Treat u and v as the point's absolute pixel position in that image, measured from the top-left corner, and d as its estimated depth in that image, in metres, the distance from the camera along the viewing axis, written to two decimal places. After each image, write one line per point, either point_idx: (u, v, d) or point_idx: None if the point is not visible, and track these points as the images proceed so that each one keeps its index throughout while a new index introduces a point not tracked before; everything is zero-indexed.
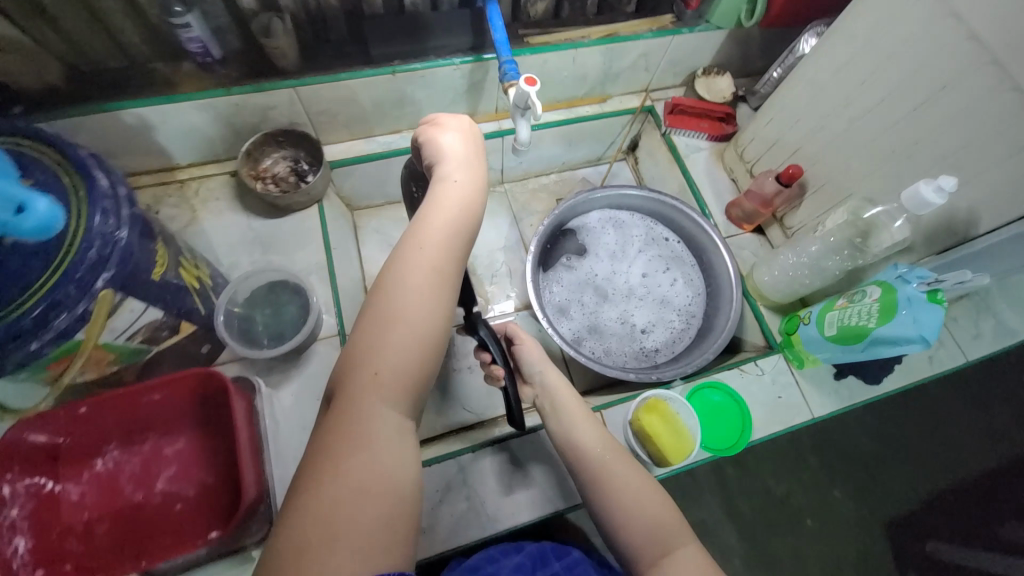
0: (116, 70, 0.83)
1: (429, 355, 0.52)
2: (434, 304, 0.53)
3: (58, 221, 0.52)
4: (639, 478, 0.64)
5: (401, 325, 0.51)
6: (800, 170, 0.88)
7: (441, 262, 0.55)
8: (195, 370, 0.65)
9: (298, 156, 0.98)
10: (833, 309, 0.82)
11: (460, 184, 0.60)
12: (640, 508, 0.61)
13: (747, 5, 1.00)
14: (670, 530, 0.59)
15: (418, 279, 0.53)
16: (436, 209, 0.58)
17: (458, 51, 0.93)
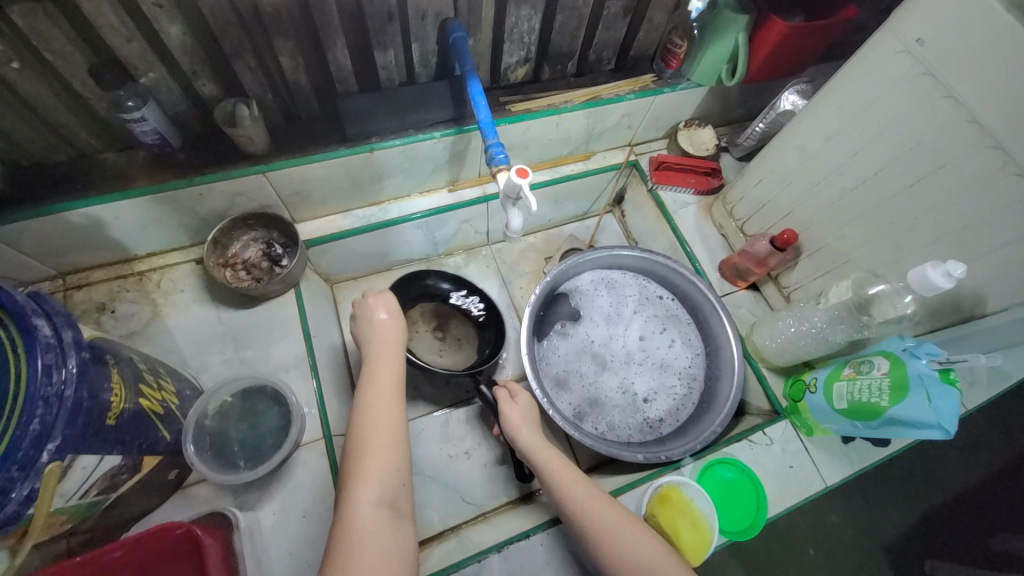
0: (61, 165, 0.75)
1: (399, 462, 0.60)
2: (396, 420, 0.64)
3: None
4: (626, 521, 0.67)
5: (369, 444, 0.60)
6: (795, 235, 0.87)
7: (391, 386, 0.66)
8: (167, 524, 0.58)
9: (270, 238, 0.91)
10: (840, 378, 0.80)
11: (389, 326, 0.73)
12: (628, 547, 0.64)
13: (727, 65, 0.99)
14: (661, 565, 0.63)
15: (376, 405, 0.64)
16: (378, 350, 0.71)
17: (438, 122, 0.89)
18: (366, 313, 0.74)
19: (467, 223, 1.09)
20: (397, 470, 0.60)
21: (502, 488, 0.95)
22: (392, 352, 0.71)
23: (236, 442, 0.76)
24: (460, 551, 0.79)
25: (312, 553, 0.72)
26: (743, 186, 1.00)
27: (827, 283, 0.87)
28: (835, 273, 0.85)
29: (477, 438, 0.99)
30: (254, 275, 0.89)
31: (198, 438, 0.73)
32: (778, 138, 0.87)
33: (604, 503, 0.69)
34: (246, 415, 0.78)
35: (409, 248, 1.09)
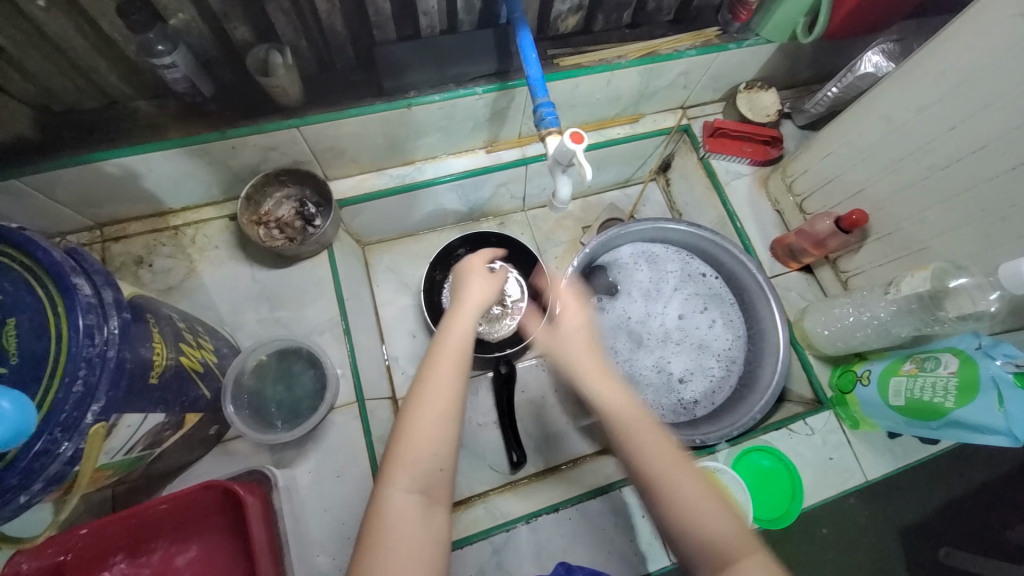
0: (94, 112, 0.73)
1: (449, 440, 0.54)
2: (454, 389, 0.56)
3: (31, 420, 0.39)
4: (688, 481, 0.52)
5: (419, 413, 0.54)
6: (865, 216, 0.80)
7: (460, 349, 0.59)
8: (205, 483, 0.59)
9: (303, 196, 0.89)
10: (899, 373, 0.75)
11: (474, 289, 0.66)
12: (689, 512, 0.51)
13: (804, 18, 0.88)
14: (719, 532, 0.49)
15: (437, 369, 0.57)
16: (459, 310, 0.64)
17: (481, 77, 0.82)
18: (463, 274, 0.69)
19: (504, 186, 1.04)
20: (435, 452, 0.53)
21: (530, 459, 0.95)
22: (467, 308, 0.64)
23: (273, 403, 0.76)
24: (488, 519, 0.80)
25: (345, 513, 0.74)
26: (809, 159, 0.91)
27: (893, 269, 0.82)
28: (906, 260, 0.79)
29: None
30: (287, 235, 0.87)
31: (237, 396, 0.74)
32: (856, 107, 0.78)
33: (666, 459, 0.54)
34: (282, 376, 0.79)
35: (443, 212, 1.05)
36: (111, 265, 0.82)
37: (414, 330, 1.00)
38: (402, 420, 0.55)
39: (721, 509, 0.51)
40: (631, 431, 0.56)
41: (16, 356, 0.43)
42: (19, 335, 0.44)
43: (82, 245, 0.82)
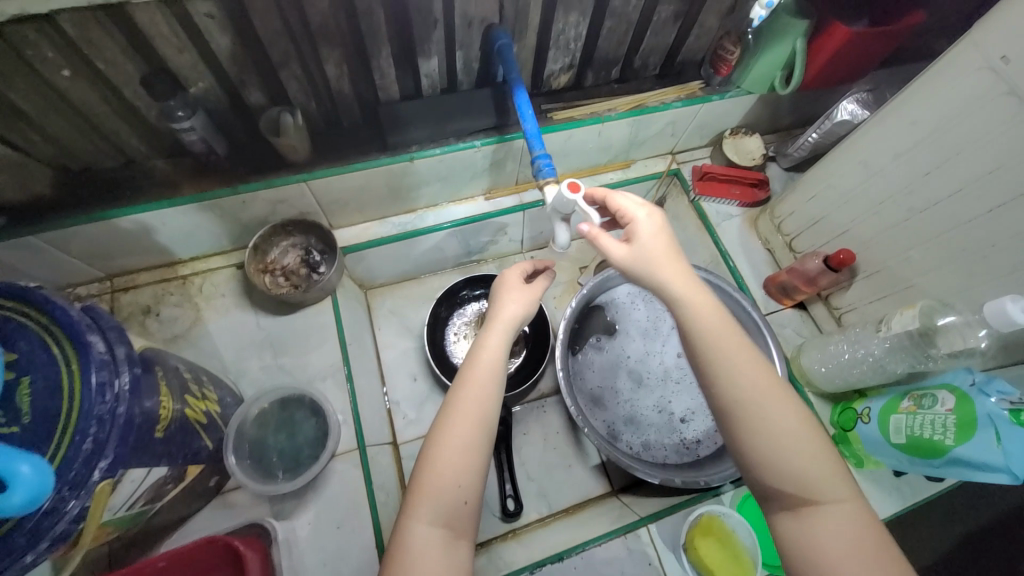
0: (112, 171, 0.77)
1: (471, 466, 0.57)
2: (484, 409, 0.60)
3: (48, 483, 0.41)
4: (790, 424, 0.53)
5: (446, 441, 0.58)
6: (852, 255, 0.83)
7: (487, 376, 0.62)
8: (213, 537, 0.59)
9: (309, 244, 0.92)
10: (898, 411, 0.75)
11: (505, 306, 0.70)
12: (787, 454, 0.52)
13: (781, 72, 0.95)
14: (814, 475, 0.52)
15: (464, 399, 0.60)
16: (490, 328, 0.68)
17: (479, 131, 0.87)
18: (502, 284, 0.73)
19: (503, 230, 1.07)
20: (457, 484, 0.56)
21: (533, 504, 0.93)
22: (494, 333, 0.67)
23: (274, 453, 0.76)
24: (491, 570, 0.78)
25: (345, 566, 0.72)
26: (795, 201, 0.95)
27: (885, 306, 0.84)
28: (895, 297, 0.82)
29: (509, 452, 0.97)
30: (292, 282, 0.89)
31: (238, 446, 0.74)
32: (835, 153, 0.83)
33: (768, 402, 0.54)
34: (284, 424, 0.79)
35: (444, 256, 1.08)
36: (118, 315, 0.84)
37: (415, 373, 1.01)
38: (429, 446, 0.59)
39: (818, 453, 0.53)
40: (733, 378, 0.54)
41: (28, 414, 0.44)
42: (32, 395, 0.45)
43: (92, 296, 0.84)
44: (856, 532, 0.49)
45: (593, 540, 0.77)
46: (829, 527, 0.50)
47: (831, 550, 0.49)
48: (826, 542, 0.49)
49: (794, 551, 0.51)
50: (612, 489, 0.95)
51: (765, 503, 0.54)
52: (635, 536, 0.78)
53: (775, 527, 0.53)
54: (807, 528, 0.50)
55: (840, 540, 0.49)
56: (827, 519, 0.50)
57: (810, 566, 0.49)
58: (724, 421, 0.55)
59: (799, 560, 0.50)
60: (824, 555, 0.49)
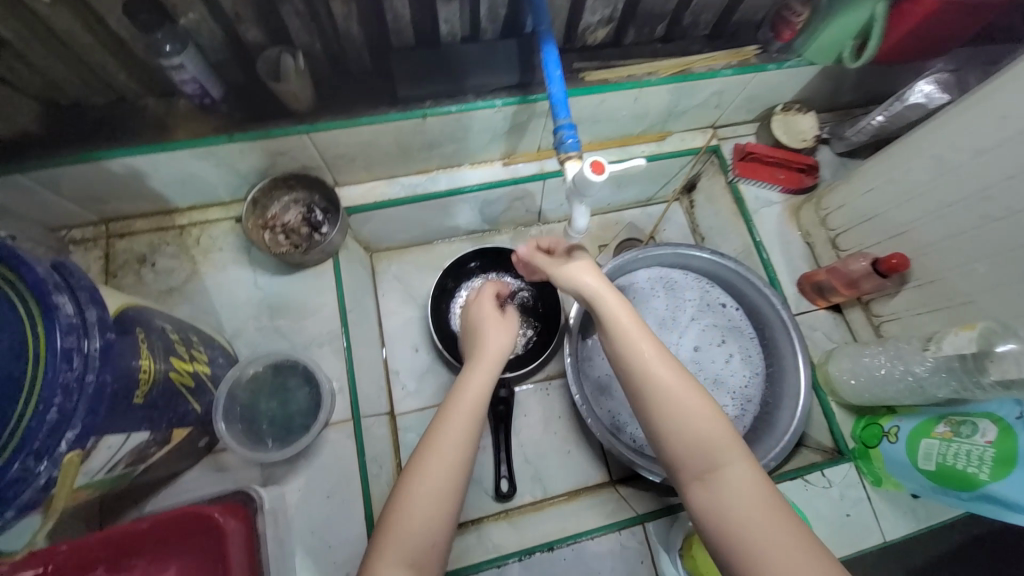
0: (102, 109, 0.71)
1: (450, 510, 0.55)
2: (463, 449, 0.59)
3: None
4: (688, 397, 0.58)
5: (424, 479, 0.56)
6: (905, 261, 0.75)
7: (469, 415, 0.61)
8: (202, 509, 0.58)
9: (311, 201, 0.86)
10: (930, 436, 0.70)
11: (490, 344, 0.71)
12: (686, 423, 0.57)
13: (854, 40, 0.83)
14: (713, 443, 0.55)
15: (445, 435, 0.59)
16: (474, 364, 0.69)
17: (501, 89, 0.78)
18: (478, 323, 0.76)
19: (519, 200, 0.99)
20: (431, 527, 0.54)
21: (528, 487, 0.91)
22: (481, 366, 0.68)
23: (266, 418, 0.74)
24: (479, 551, 0.77)
25: (332, 535, 0.71)
26: (846, 194, 0.86)
27: (935, 320, 0.76)
28: (947, 312, 0.74)
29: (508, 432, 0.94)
30: (292, 241, 0.84)
31: (230, 408, 0.72)
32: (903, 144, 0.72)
33: (665, 374, 0.59)
34: (277, 389, 0.76)
35: (456, 223, 1.01)
36: (113, 263, 0.81)
37: (417, 344, 0.97)
38: (406, 481, 0.57)
39: (715, 420, 0.57)
40: (643, 364, 0.60)
41: None
42: None
43: (87, 240, 0.81)
44: (751, 488, 0.53)
45: (586, 533, 0.75)
46: (730, 490, 0.53)
47: (736, 516, 0.51)
48: (729, 506, 0.52)
49: (707, 523, 0.53)
50: (610, 479, 0.92)
51: (678, 480, 0.57)
52: (630, 532, 0.76)
53: (689, 502, 0.55)
54: (714, 493, 0.53)
55: (739, 500, 0.52)
56: (727, 483, 0.53)
57: (722, 534, 0.51)
58: (639, 408, 0.60)
59: (712, 531, 0.52)
60: (726, 515, 0.52)
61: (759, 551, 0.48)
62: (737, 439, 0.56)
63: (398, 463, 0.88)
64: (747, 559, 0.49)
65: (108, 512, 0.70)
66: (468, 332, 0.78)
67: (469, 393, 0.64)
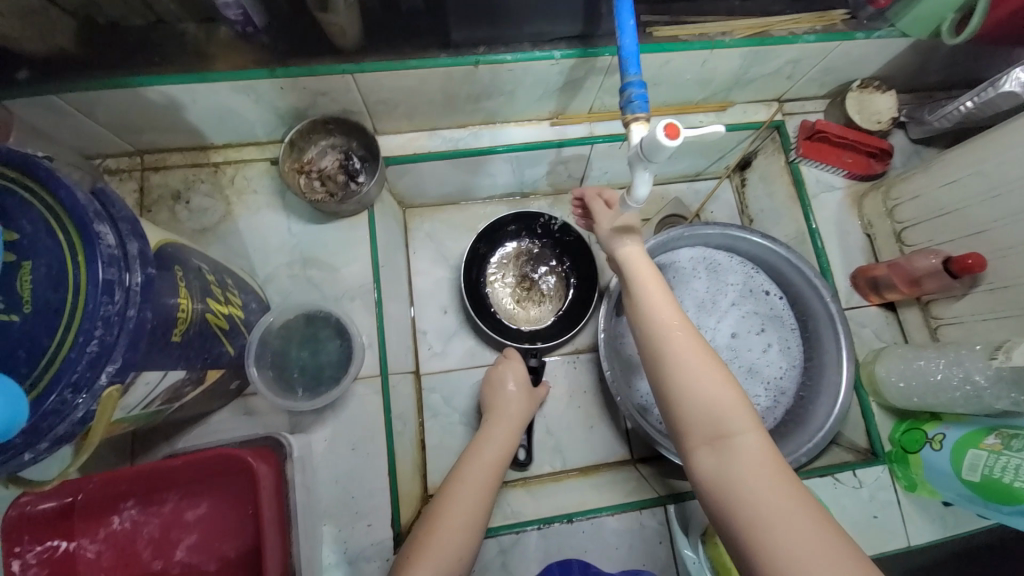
0: (141, 32, 0.67)
1: (470, 543, 0.62)
2: (483, 491, 0.67)
3: (23, 411, 0.35)
4: (704, 362, 0.53)
5: (446, 512, 0.63)
6: (982, 262, 0.70)
7: (489, 466, 0.70)
8: (226, 452, 0.58)
9: (350, 148, 0.82)
10: (977, 447, 0.66)
11: (513, 402, 0.80)
12: (700, 388, 0.52)
13: (956, 13, 0.74)
14: (725, 411, 0.51)
15: (467, 478, 0.67)
16: (495, 420, 0.77)
17: (562, 39, 0.72)
18: (499, 376, 0.83)
19: (563, 164, 0.94)
20: (452, 556, 0.60)
21: (547, 457, 0.91)
22: (502, 425, 0.76)
23: (296, 367, 0.74)
24: (498, 516, 0.77)
25: (356, 487, 0.72)
26: (923, 183, 0.80)
27: (1002, 328, 0.71)
28: (1019, 320, 0.69)
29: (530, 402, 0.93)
30: (328, 189, 0.81)
31: (261, 354, 0.72)
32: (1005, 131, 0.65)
33: (682, 335, 0.55)
34: (308, 339, 0.75)
35: (494, 183, 0.97)
36: (147, 197, 0.79)
37: (447, 306, 0.96)
38: (430, 514, 0.64)
39: (730, 387, 0.52)
40: (660, 324, 0.56)
41: (29, 304, 0.40)
42: (34, 283, 0.40)
43: (122, 171, 0.79)
44: (763, 459, 0.49)
45: (606, 508, 0.75)
46: (741, 459, 0.49)
47: (748, 489, 0.47)
48: (738, 475, 0.48)
49: (712, 491, 0.50)
50: (630, 457, 0.92)
51: (685, 445, 0.53)
52: (650, 512, 0.75)
53: (694, 469, 0.52)
54: (723, 462, 0.49)
55: (750, 471, 0.48)
56: (738, 453, 0.49)
57: (727, 503, 0.48)
58: (651, 369, 0.56)
59: (717, 499, 0.49)
60: (734, 487, 0.48)
61: (768, 522, 0.45)
62: (752, 408, 0.52)
63: (421, 422, 0.88)
64: (753, 531, 0.45)
65: (139, 444, 0.71)
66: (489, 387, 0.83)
67: (490, 448, 0.72)
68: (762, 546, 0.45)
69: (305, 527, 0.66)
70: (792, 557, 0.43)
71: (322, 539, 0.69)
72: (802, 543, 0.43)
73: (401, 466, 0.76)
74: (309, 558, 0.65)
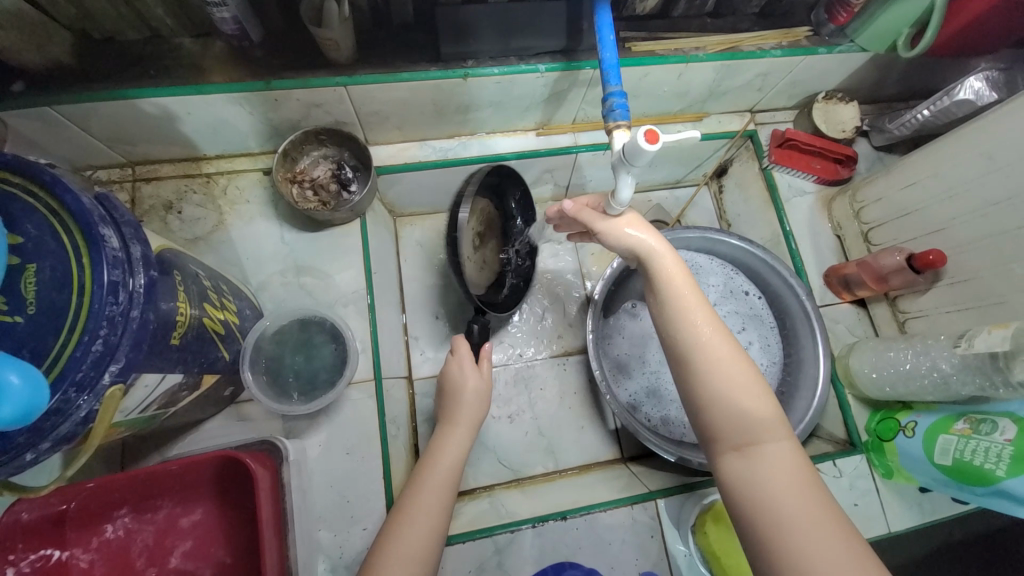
0: (139, 48, 0.70)
1: (434, 540, 0.62)
2: (446, 487, 0.68)
3: (43, 398, 0.35)
4: (737, 370, 0.55)
5: (413, 508, 0.64)
6: (942, 257, 0.74)
7: (453, 462, 0.71)
8: (208, 454, 0.57)
9: (341, 157, 0.84)
10: (949, 432, 0.70)
11: (464, 402, 0.78)
12: (733, 395, 0.54)
13: (910, 29, 0.80)
14: (757, 418, 0.53)
15: (433, 475, 0.68)
16: (450, 427, 0.75)
17: (547, 54, 0.76)
18: (458, 378, 0.79)
19: (549, 173, 0.98)
20: (424, 551, 0.61)
21: (540, 458, 0.92)
22: (462, 428, 0.75)
23: (291, 372, 0.74)
24: (493, 517, 0.78)
25: (351, 491, 0.72)
26: (886, 187, 0.85)
27: (964, 319, 0.76)
28: (979, 311, 0.74)
29: (521, 406, 0.95)
30: (321, 197, 0.82)
31: (255, 360, 0.73)
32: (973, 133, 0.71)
33: (715, 343, 0.56)
34: (302, 345, 0.76)
35: None
36: (139, 207, 0.79)
37: (438, 312, 0.97)
38: (396, 513, 0.64)
39: (762, 397, 0.54)
40: (694, 329, 0.57)
41: (33, 305, 0.40)
42: (39, 285, 0.41)
43: (113, 181, 0.80)
44: (790, 466, 0.51)
45: (599, 505, 0.76)
46: (769, 466, 0.51)
47: (777, 497, 0.49)
48: (767, 479, 0.50)
49: (738, 494, 0.52)
50: (621, 456, 0.93)
51: (711, 449, 0.55)
52: (642, 507, 0.76)
53: (720, 472, 0.54)
54: (752, 467, 0.52)
55: (778, 476, 0.50)
56: (766, 459, 0.52)
57: (751, 506, 0.50)
58: (679, 374, 0.57)
59: (741, 500, 0.51)
60: (763, 492, 0.50)
61: (792, 525, 0.47)
62: (780, 416, 0.55)
63: (414, 427, 0.89)
64: (779, 535, 0.48)
65: (130, 455, 0.70)
66: (445, 385, 0.82)
67: (447, 456, 0.71)
68: (786, 545, 0.47)
69: (302, 532, 0.66)
70: (819, 563, 0.45)
71: (317, 544, 0.69)
72: (832, 554, 0.45)
73: (396, 469, 0.76)
74: (305, 563, 0.65)
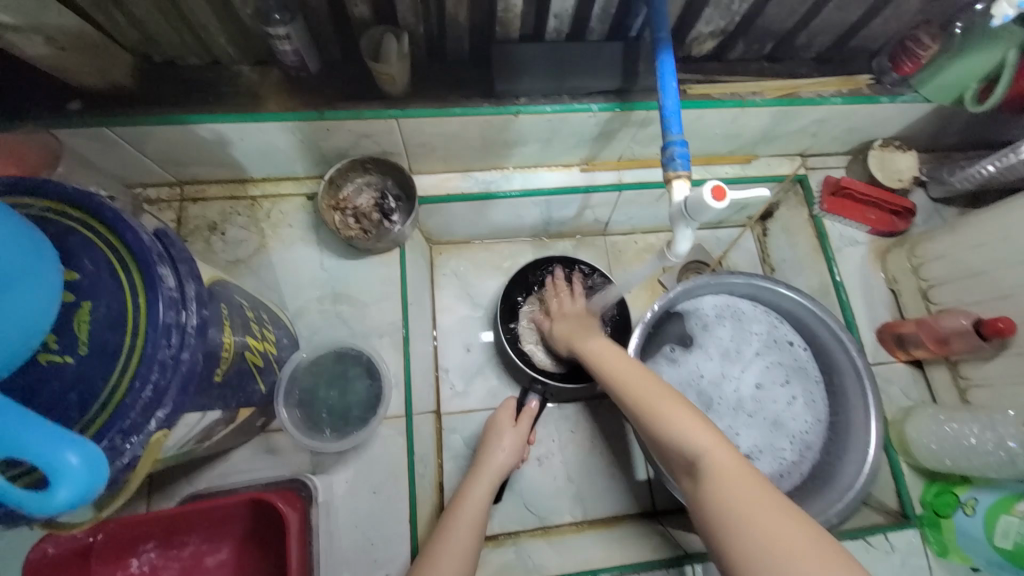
0: (199, 75, 0.71)
1: None
2: (471, 538, 0.64)
3: (100, 478, 0.35)
4: (664, 400, 0.56)
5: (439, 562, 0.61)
6: (1012, 326, 0.70)
7: (476, 513, 0.68)
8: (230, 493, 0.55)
9: (385, 186, 0.83)
10: (1012, 513, 0.67)
11: (500, 452, 0.76)
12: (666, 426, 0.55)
13: (979, 83, 0.77)
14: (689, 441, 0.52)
15: (457, 526, 0.65)
16: (478, 476, 0.74)
17: (600, 93, 0.74)
18: (496, 430, 0.79)
19: (590, 209, 0.96)
20: None
21: (568, 506, 0.88)
22: (483, 477, 0.73)
23: (325, 407, 0.73)
24: None
25: (376, 532, 0.70)
26: (949, 245, 0.81)
27: None
28: None
29: (552, 448, 0.91)
30: (362, 226, 0.81)
31: (290, 391, 0.71)
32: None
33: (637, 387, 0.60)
34: (336, 378, 0.75)
35: (522, 223, 0.98)
36: (184, 227, 0.80)
37: (470, 344, 0.95)
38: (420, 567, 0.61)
39: (694, 422, 0.53)
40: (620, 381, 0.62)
41: (85, 346, 0.39)
42: (93, 324, 0.40)
43: (161, 200, 0.81)
44: (726, 481, 0.47)
45: None
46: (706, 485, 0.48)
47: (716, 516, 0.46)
48: (707, 501, 0.48)
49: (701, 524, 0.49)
50: (652, 509, 0.89)
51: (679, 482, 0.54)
52: None
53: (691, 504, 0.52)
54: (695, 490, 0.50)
55: (714, 494, 0.47)
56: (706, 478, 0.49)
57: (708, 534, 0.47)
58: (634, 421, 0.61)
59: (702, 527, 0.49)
60: (707, 515, 0.47)
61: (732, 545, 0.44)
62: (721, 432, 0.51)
63: (440, 464, 0.86)
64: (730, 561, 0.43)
65: (157, 481, 0.69)
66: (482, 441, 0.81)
67: (474, 509, 0.68)
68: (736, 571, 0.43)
69: None
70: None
71: None
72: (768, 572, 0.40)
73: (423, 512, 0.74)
74: None
